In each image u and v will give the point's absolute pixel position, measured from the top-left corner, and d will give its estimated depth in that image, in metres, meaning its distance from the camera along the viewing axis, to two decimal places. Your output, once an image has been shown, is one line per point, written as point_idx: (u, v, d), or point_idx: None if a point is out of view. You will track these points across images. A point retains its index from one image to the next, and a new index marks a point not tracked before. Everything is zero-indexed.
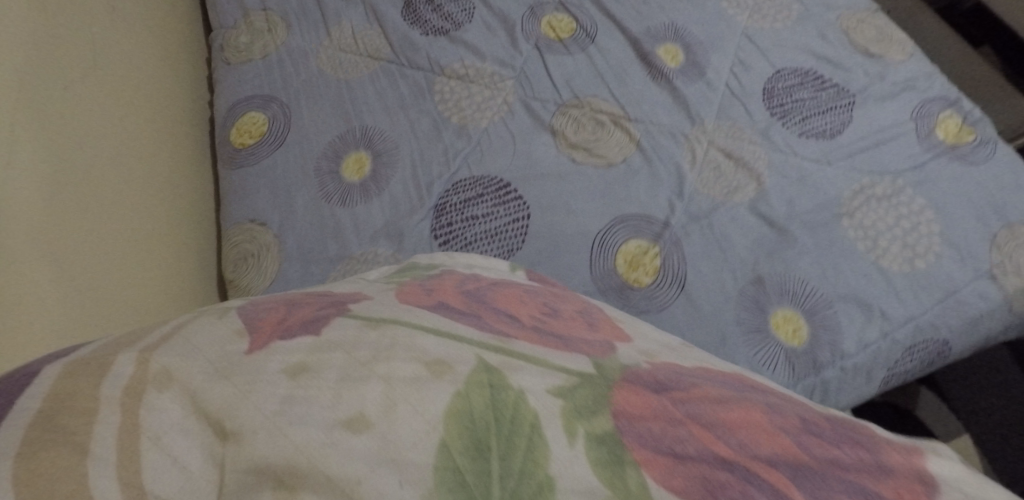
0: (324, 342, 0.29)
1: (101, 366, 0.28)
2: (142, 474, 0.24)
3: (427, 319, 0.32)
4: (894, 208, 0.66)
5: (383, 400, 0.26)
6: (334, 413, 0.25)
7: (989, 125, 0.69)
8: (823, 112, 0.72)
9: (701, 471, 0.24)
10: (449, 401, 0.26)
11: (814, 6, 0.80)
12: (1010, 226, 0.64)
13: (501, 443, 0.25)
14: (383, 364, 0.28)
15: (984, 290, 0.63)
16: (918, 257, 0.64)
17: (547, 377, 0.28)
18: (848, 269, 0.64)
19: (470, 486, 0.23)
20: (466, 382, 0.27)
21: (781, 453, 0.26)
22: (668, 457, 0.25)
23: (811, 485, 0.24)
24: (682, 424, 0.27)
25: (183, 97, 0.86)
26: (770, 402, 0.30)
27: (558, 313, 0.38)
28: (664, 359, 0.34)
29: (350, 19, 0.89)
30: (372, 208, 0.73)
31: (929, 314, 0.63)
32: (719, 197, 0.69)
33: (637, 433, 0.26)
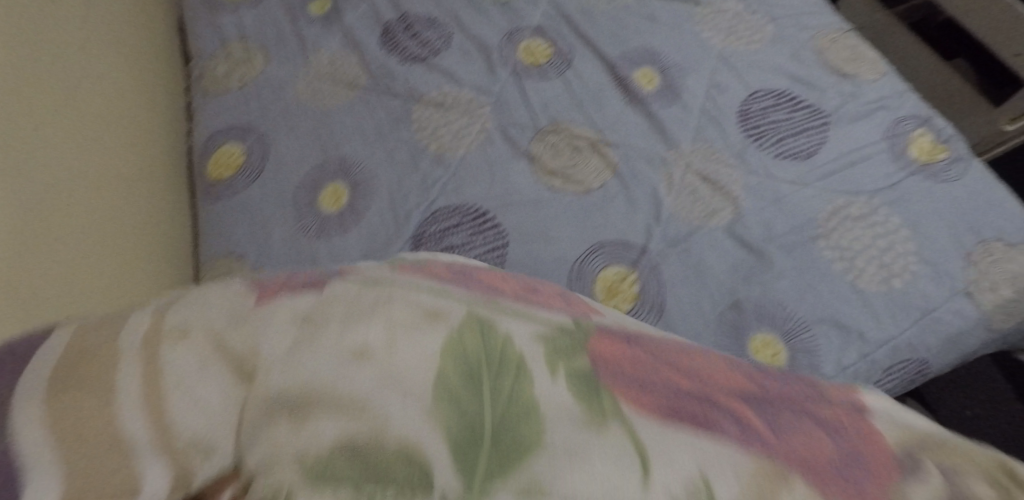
0: (326, 297, 0.30)
1: (111, 326, 0.28)
2: (166, 413, 0.24)
3: (419, 280, 0.34)
4: (869, 228, 0.67)
5: (384, 337, 0.28)
6: (341, 348, 0.27)
7: (961, 141, 0.71)
8: (797, 134, 0.74)
9: (666, 403, 0.28)
10: (442, 341, 0.28)
11: (787, 28, 0.82)
12: (985, 243, 0.65)
13: (491, 375, 0.27)
14: (383, 309, 0.29)
15: (961, 308, 0.63)
16: (895, 276, 0.64)
17: (531, 325, 0.31)
18: (826, 290, 0.64)
19: (469, 410, 0.26)
20: (458, 326, 0.29)
21: (734, 397, 0.30)
22: (658, 398, 0.29)
23: (765, 422, 0.29)
24: (664, 376, 0.30)
25: (161, 127, 0.84)
26: (723, 364, 0.34)
27: (543, 290, 0.39)
28: (633, 327, 0.37)
29: (329, 47, 0.89)
30: (348, 238, 0.71)
31: (907, 334, 0.63)
32: (696, 219, 0.70)
33: (613, 372, 0.29)
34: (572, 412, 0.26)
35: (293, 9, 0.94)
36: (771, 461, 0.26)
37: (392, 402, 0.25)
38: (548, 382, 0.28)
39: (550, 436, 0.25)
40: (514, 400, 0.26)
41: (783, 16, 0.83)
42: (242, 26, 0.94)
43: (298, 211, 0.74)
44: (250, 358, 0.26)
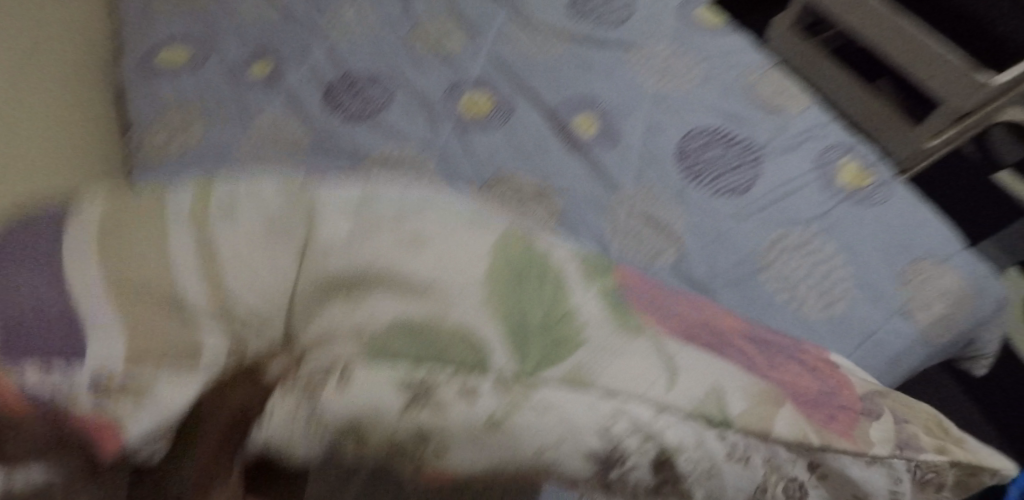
0: (364, 206, 0.36)
1: (151, 212, 0.35)
2: (224, 284, 0.33)
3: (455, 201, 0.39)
4: (808, 256, 0.72)
5: (434, 242, 0.35)
6: (401, 252, 0.34)
7: (883, 167, 0.80)
8: (735, 169, 0.79)
9: (684, 335, 0.37)
10: (488, 247, 0.35)
11: (717, 68, 0.89)
12: (915, 262, 0.72)
13: (534, 280, 0.35)
14: (431, 221, 0.36)
15: (900, 327, 0.67)
16: (836, 301, 0.69)
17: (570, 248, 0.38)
18: (774, 321, 0.67)
19: (519, 303, 0.33)
20: (502, 238, 0.36)
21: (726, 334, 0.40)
22: (676, 325, 0.38)
23: (750, 358, 0.38)
24: (670, 307, 0.40)
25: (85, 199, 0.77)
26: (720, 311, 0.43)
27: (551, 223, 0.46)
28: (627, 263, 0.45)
29: (268, 104, 0.87)
30: None
31: (852, 360, 0.66)
32: (645, 261, 0.71)
33: (639, 305, 0.38)
34: (601, 320, 0.34)
35: (233, 69, 0.92)
36: (764, 386, 0.35)
37: (466, 304, 0.33)
38: (583, 294, 0.35)
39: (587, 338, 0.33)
40: (556, 304, 0.34)
41: (712, 58, 0.90)
42: (177, 87, 0.90)
43: None
44: (351, 257, 0.34)
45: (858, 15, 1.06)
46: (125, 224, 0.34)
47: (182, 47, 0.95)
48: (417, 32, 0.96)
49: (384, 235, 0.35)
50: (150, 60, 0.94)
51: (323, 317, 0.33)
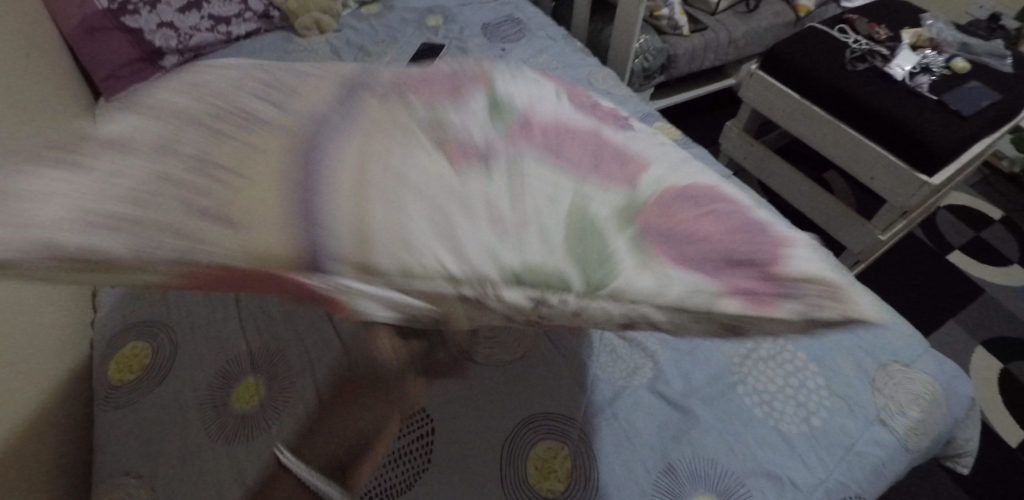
0: (480, 163, 0.40)
1: (385, 168, 0.39)
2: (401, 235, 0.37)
3: (541, 165, 0.42)
4: (780, 366, 0.78)
5: (532, 201, 0.40)
6: (513, 213, 0.39)
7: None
8: None
9: (689, 255, 0.41)
10: (569, 209, 0.40)
11: None
12: (884, 364, 0.79)
13: (592, 238, 0.40)
14: (531, 187, 0.41)
15: (879, 437, 0.74)
16: (812, 415, 0.75)
17: (609, 198, 0.42)
18: (752, 440, 0.72)
19: (581, 253, 0.39)
20: (579, 202, 0.41)
21: (730, 248, 0.41)
22: (684, 256, 0.40)
23: (750, 267, 0.40)
24: (688, 235, 0.42)
25: (66, 339, 0.84)
26: (733, 222, 0.43)
27: (606, 141, 0.47)
28: (670, 178, 0.45)
29: None
30: (250, 452, 0.71)
31: (835, 474, 0.71)
32: (619, 375, 0.77)
33: (652, 235, 0.41)
34: (637, 267, 0.39)
35: None
36: (727, 292, 0.39)
37: (551, 241, 0.39)
38: (616, 240, 0.40)
39: (625, 261, 0.39)
40: (604, 254, 0.40)
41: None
42: None
43: (212, 413, 0.74)
44: (457, 233, 0.37)
45: (801, 121, 1.15)
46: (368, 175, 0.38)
47: None
48: None
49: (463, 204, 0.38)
50: None
51: (456, 240, 0.37)
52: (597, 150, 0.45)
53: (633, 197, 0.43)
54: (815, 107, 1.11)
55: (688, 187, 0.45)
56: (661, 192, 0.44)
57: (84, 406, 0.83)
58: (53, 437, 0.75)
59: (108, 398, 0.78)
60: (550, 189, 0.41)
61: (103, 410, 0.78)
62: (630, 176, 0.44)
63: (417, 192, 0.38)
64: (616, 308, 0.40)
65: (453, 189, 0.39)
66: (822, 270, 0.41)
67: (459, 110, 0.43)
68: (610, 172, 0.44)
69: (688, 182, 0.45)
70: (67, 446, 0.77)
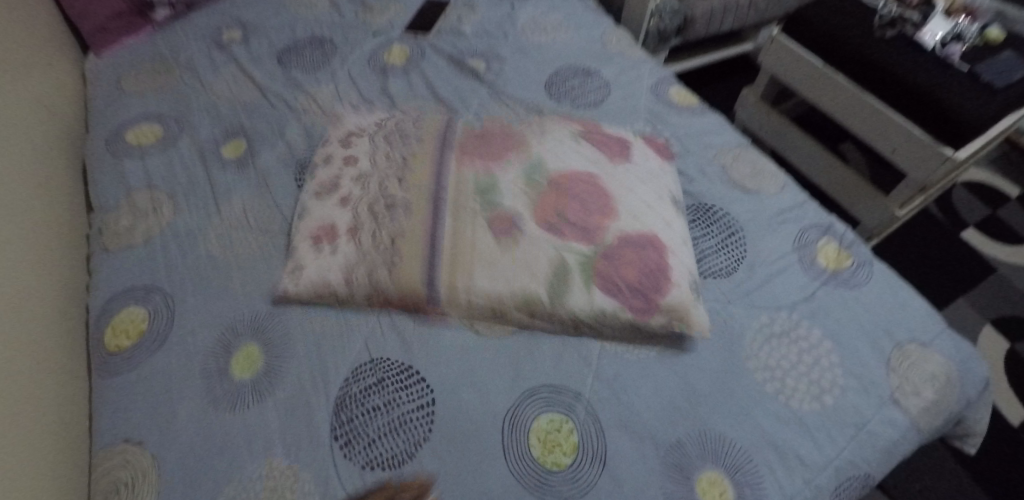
0: (518, 245, 0.69)
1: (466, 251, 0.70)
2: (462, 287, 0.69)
3: (549, 242, 0.69)
4: (794, 344, 0.72)
5: (536, 268, 0.68)
6: (519, 273, 0.69)
7: (862, 246, 0.80)
8: (717, 254, 0.79)
9: (615, 290, 0.68)
10: (552, 267, 0.69)
11: (693, 146, 0.91)
12: (900, 346, 0.72)
13: (562, 283, 0.68)
14: (534, 257, 0.69)
15: (892, 417, 0.68)
16: (825, 393, 0.68)
17: (579, 253, 0.69)
18: (761, 415, 0.67)
19: (554, 292, 0.68)
20: (567, 266, 0.69)
21: (638, 286, 0.69)
22: (614, 292, 0.68)
23: (648, 299, 0.69)
24: (618, 277, 0.69)
25: (58, 299, 0.82)
26: (649, 264, 0.70)
27: (588, 206, 0.72)
28: (621, 231, 0.71)
29: (240, 194, 0.88)
30: (244, 421, 0.68)
31: (846, 453, 0.66)
32: (626, 349, 0.71)
33: (600, 278, 0.68)
34: (583, 301, 0.68)
35: (203, 152, 0.95)
36: (628, 313, 0.68)
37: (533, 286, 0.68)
38: (581, 291, 0.68)
39: (578, 297, 0.68)
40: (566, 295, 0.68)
41: (686, 136, 0.92)
42: (149, 175, 0.93)
43: (206, 380, 0.71)
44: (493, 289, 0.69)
45: (822, 90, 1.11)
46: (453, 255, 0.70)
47: (155, 128, 1.00)
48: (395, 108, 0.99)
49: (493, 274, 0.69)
50: (124, 144, 0.98)
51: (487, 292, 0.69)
52: (583, 209, 0.72)
53: (592, 250, 0.70)
54: (839, 76, 1.07)
55: (631, 237, 0.71)
56: (614, 246, 0.70)
57: (81, 368, 0.80)
58: (48, 405, 0.72)
59: (104, 366, 0.75)
60: (542, 251, 0.69)
61: (100, 376, 0.74)
62: (599, 232, 0.71)
63: (483, 267, 0.69)
64: (570, 319, 0.69)
65: (491, 262, 0.69)
66: (688, 301, 0.70)
67: (506, 213, 0.71)
68: (590, 232, 0.71)
69: (633, 233, 0.71)
70: (65, 414, 0.74)
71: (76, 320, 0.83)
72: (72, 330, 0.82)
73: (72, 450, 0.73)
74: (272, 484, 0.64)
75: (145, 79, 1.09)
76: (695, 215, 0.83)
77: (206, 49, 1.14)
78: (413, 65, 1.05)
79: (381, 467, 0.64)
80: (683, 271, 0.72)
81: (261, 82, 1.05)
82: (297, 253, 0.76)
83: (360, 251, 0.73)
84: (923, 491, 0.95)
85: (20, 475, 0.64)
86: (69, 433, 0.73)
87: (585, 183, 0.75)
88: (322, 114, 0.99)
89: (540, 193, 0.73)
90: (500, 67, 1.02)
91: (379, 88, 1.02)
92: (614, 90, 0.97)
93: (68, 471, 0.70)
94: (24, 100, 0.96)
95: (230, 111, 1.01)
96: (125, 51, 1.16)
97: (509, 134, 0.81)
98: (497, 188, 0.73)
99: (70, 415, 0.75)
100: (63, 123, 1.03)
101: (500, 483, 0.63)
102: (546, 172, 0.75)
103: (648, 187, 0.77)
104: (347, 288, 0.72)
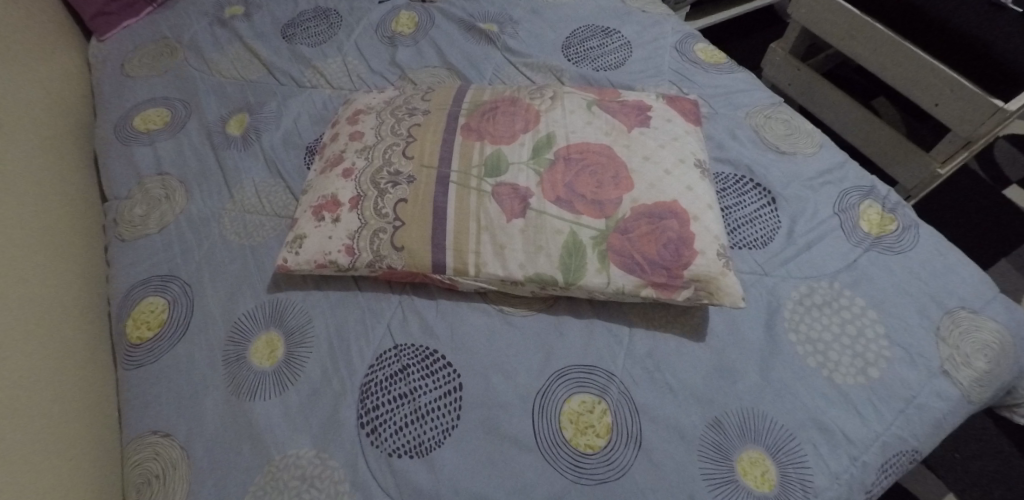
0: (527, 221, 0.65)
1: (481, 221, 0.66)
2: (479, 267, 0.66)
3: (557, 219, 0.64)
4: (837, 314, 0.65)
5: (541, 246, 0.64)
6: (527, 249, 0.65)
7: (908, 208, 0.72)
8: (752, 222, 0.73)
9: (632, 266, 0.63)
10: (562, 243, 0.64)
11: (721, 107, 0.84)
12: (950, 312, 0.65)
13: (575, 261, 0.63)
14: (540, 229, 0.64)
15: (941, 389, 0.61)
16: (870, 365, 0.62)
17: (594, 230, 0.64)
18: (802, 390, 0.61)
19: (566, 271, 0.63)
20: (579, 242, 0.63)
21: (659, 261, 0.62)
22: (630, 267, 0.63)
23: (668, 273, 0.62)
24: (635, 251, 0.63)
25: (83, 291, 0.81)
26: (670, 237, 0.63)
27: (601, 179, 0.66)
28: (640, 203, 0.64)
29: (252, 177, 0.85)
30: (270, 410, 0.66)
31: (893, 428, 0.60)
32: (656, 328, 0.67)
33: (615, 254, 0.63)
34: (598, 282, 0.63)
35: (211, 134, 0.92)
36: (650, 291, 0.63)
37: (541, 266, 0.64)
38: (594, 270, 0.63)
39: (592, 276, 0.63)
40: (577, 274, 0.63)
41: (715, 96, 0.86)
42: (159, 160, 0.90)
43: (229, 370, 0.69)
44: (506, 267, 0.65)
45: (859, 42, 1.03)
46: (465, 227, 0.66)
47: (162, 112, 0.97)
48: (406, 80, 0.94)
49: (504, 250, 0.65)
50: (131, 130, 0.95)
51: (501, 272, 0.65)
52: (596, 184, 0.65)
53: (606, 225, 0.64)
54: (878, 24, 0.99)
55: (648, 208, 0.64)
56: (630, 218, 0.64)
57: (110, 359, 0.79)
58: (78, 397, 0.71)
59: (129, 358, 0.74)
60: (557, 226, 0.64)
61: (126, 367, 0.73)
62: (613, 206, 0.64)
63: (491, 243, 0.66)
64: (586, 294, 0.65)
65: (498, 241, 0.65)
66: (717, 268, 0.62)
67: (507, 185, 0.67)
68: (605, 202, 0.64)
69: (650, 203, 0.64)
70: (98, 405, 0.73)
71: (101, 310, 0.82)
72: (99, 321, 0.81)
73: (109, 442, 0.72)
74: (301, 473, 0.62)
75: (149, 61, 1.06)
76: (725, 183, 0.76)
77: (208, 27, 1.09)
78: (422, 32, 1.00)
79: (410, 454, 0.62)
80: (710, 238, 0.63)
81: (266, 58, 1.00)
82: (298, 224, 0.72)
83: (363, 220, 0.69)
84: (964, 462, 0.89)
85: (52, 470, 0.63)
86: (103, 422, 0.72)
87: (595, 153, 0.68)
88: (331, 90, 0.95)
89: (548, 168, 0.67)
90: (514, 30, 0.97)
91: (388, 60, 0.97)
92: (637, 50, 0.91)
93: (104, 461, 0.69)
94: (27, 89, 0.93)
95: (237, 90, 0.98)
96: (127, 33, 1.13)
97: (517, 104, 0.74)
98: (503, 164, 0.68)
99: (104, 405, 0.74)
100: (71, 110, 1.01)
101: (531, 469, 0.60)
102: (555, 145, 0.69)
103: (667, 151, 0.69)
104: (349, 259, 0.69)
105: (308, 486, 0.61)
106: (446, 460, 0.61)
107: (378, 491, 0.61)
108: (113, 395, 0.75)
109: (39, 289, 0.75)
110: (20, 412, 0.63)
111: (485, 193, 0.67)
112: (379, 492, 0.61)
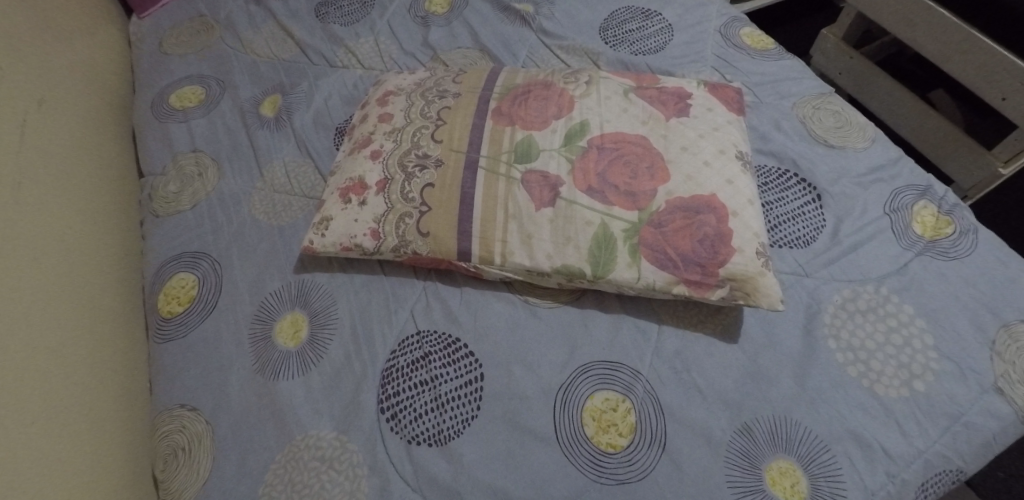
0: (557, 212, 0.62)
1: (510, 208, 0.64)
2: (506, 256, 0.64)
3: (587, 209, 0.61)
4: (882, 321, 0.61)
5: (568, 239, 0.62)
6: (554, 241, 0.62)
7: (967, 211, 0.67)
8: (794, 219, 0.68)
9: (665, 260, 0.59)
10: (591, 236, 0.61)
11: (767, 96, 0.79)
12: (1009, 326, 0.59)
13: (603, 254, 0.61)
14: (569, 220, 0.62)
15: (992, 408, 0.56)
16: (916, 377, 0.58)
17: (625, 221, 0.61)
18: (842, 401, 0.58)
19: (595, 267, 0.61)
20: (608, 235, 0.61)
21: (694, 256, 0.59)
22: (661, 260, 0.59)
23: (701, 268, 0.59)
24: (669, 245, 0.59)
25: (117, 262, 0.81)
26: (707, 232, 0.59)
27: (634, 170, 0.62)
28: (677, 197, 0.61)
29: (282, 157, 0.85)
30: (290, 390, 0.66)
31: (936, 446, 0.56)
32: (686, 327, 0.64)
33: (648, 246, 0.60)
34: (627, 278, 0.60)
35: (244, 113, 0.91)
36: (682, 289, 0.60)
37: (568, 260, 0.62)
38: (623, 265, 0.60)
39: (622, 271, 0.60)
40: (605, 271, 0.61)
41: (760, 84, 0.81)
42: (192, 138, 0.91)
43: (255, 348, 0.69)
44: (534, 259, 0.63)
45: (920, 29, 0.96)
46: (492, 216, 0.64)
47: (197, 89, 0.97)
48: (438, 61, 0.92)
49: (531, 241, 0.63)
50: (168, 107, 0.96)
51: (529, 263, 0.63)
52: (630, 175, 0.62)
53: (638, 218, 0.61)
54: (943, 10, 0.91)
55: (684, 202, 0.60)
56: (664, 208, 0.61)
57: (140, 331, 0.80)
58: (112, 367, 0.72)
59: (158, 332, 0.74)
60: (587, 219, 0.61)
61: (156, 341, 0.74)
62: (648, 198, 0.61)
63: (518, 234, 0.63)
64: (615, 288, 0.62)
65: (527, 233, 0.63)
66: (755, 268, 0.58)
67: (536, 174, 0.64)
68: (638, 194, 0.61)
69: (685, 196, 0.61)
70: (133, 376, 0.74)
71: (137, 282, 0.83)
72: (134, 291, 0.81)
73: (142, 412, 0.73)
74: (321, 455, 0.62)
75: (186, 39, 1.06)
76: (766, 176, 0.72)
77: (244, 4, 1.09)
78: (455, 12, 0.97)
79: (428, 443, 0.61)
80: (749, 235, 0.60)
81: (299, 37, 0.99)
82: (325, 205, 0.71)
83: (389, 204, 0.67)
84: (1008, 483, 0.84)
85: (82, 438, 0.64)
86: (136, 392, 0.73)
87: (631, 143, 0.65)
88: (362, 70, 0.93)
89: (580, 157, 0.64)
90: (551, 11, 0.93)
91: (420, 40, 0.95)
92: (679, 34, 0.86)
93: (137, 428, 0.70)
94: (70, 61, 0.94)
95: (270, 69, 0.97)
96: (166, 11, 1.13)
97: (550, 88, 0.71)
98: (533, 151, 0.65)
99: (138, 376, 0.75)
100: (110, 84, 1.02)
101: (550, 466, 0.58)
102: (588, 133, 0.66)
103: (707, 142, 0.65)
104: (374, 243, 0.67)
105: (327, 468, 0.61)
106: (464, 450, 0.60)
107: (393, 477, 0.60)
108: (145, 367, 0.76)
109: (73, 259, 0.75)
110: (54, 384, 0.64)
111: (514, 180, 0.64)
112: (394, 478, 0.60)
